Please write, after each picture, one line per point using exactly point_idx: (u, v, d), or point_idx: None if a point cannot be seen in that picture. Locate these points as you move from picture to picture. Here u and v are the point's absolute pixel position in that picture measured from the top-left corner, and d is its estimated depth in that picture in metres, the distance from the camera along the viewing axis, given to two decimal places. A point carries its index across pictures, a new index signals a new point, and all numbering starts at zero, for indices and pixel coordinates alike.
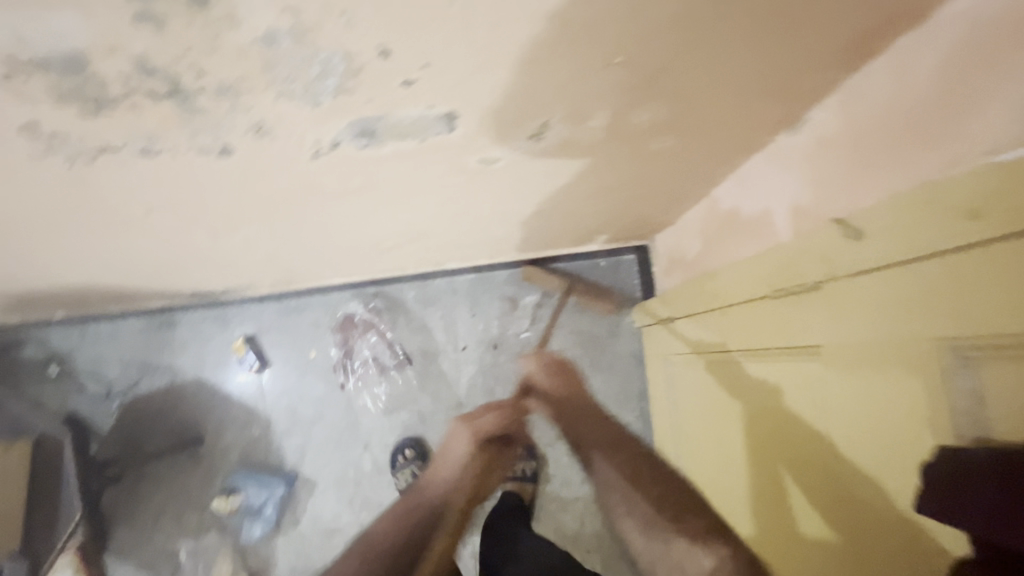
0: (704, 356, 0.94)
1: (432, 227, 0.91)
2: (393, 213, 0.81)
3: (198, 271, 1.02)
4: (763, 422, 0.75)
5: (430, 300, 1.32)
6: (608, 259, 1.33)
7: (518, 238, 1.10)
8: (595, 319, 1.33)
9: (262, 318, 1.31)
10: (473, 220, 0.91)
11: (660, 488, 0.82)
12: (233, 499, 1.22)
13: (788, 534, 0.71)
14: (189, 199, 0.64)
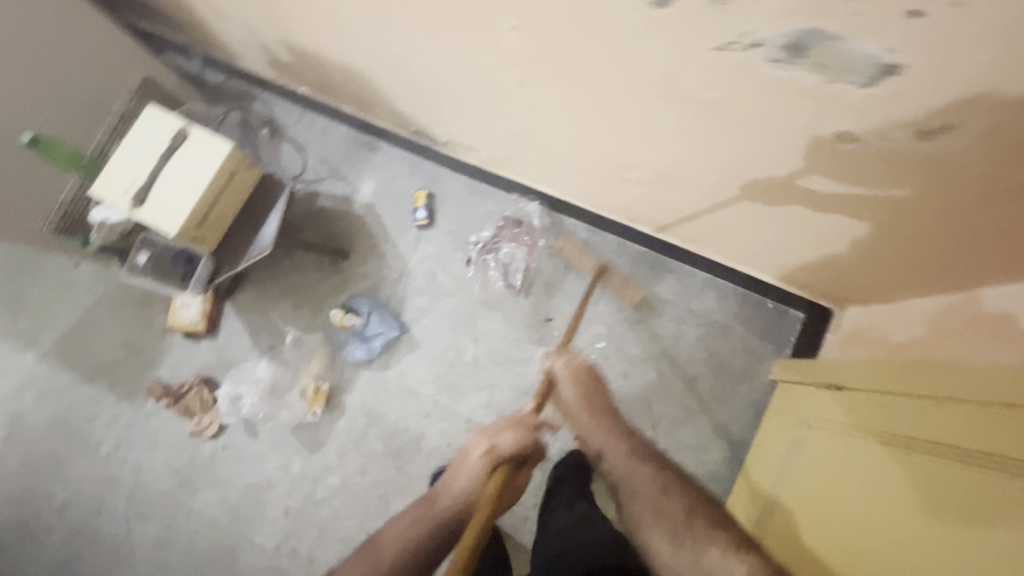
0: (855, 434, 0.89)
1: (686, 178, 0.92)
2: (681, 144, 0.81)
3: (447, 111, 1.07)
4: (908, 524, 0.70)
5: (596, 249, 1.33)
6: (776, 305, 1.30)
7: (728, 232, 1.09)
8: (734, 351, 1.30)
9: (447, 185, 1.37)
10: (727, 192, 0.90)
11: (690, 497, 0.85)
12: (350, 317, 1.29)
13: None
14: (559, 35, 0.68)
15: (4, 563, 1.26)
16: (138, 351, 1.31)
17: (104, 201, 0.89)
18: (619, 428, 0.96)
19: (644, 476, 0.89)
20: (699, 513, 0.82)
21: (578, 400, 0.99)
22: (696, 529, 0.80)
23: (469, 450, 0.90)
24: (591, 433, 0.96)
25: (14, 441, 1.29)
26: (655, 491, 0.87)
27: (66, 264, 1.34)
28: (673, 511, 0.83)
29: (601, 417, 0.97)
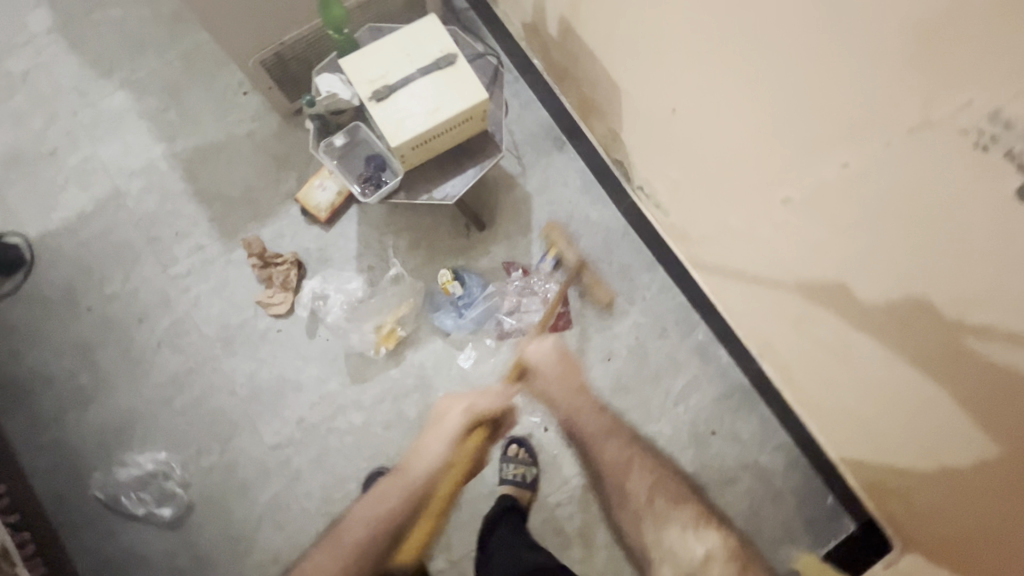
0: None
1: (868, 364, 0.88)
2: (901, 338, 0.78)
3: (667, 168, 1.05)
4: None
5: (703, 356, 1.30)
6: (833, 506, 1.25)
7: (845, 421, 1.05)
8: (774, 522, 1.25)
9: (605, 219, 1.34)
10: (897, 398, 0.87)
11: (655, 476, 0.96)
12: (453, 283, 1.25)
13: None
14: (883, 196, 0.66)
15: (33, 315, 1.24)
16: (255, 201, 1.30)
17: (350, 77, 0.87)
18: (594, 408, 1.04)
19: (609, 454, 0.98)
20: (660, 495, 0.93)
21: (557, 377, 1.08)
22: (654, 508, 0.92)
23: (447, 409, 1.05)
24: (566, 404, 1.05)
25: (104, 215, 1.28)
26: (620, 470, 0.97)
27: (239, 89, 1.34)
28: (640, 485, 0.95)
29: (576, 398, 1.05)
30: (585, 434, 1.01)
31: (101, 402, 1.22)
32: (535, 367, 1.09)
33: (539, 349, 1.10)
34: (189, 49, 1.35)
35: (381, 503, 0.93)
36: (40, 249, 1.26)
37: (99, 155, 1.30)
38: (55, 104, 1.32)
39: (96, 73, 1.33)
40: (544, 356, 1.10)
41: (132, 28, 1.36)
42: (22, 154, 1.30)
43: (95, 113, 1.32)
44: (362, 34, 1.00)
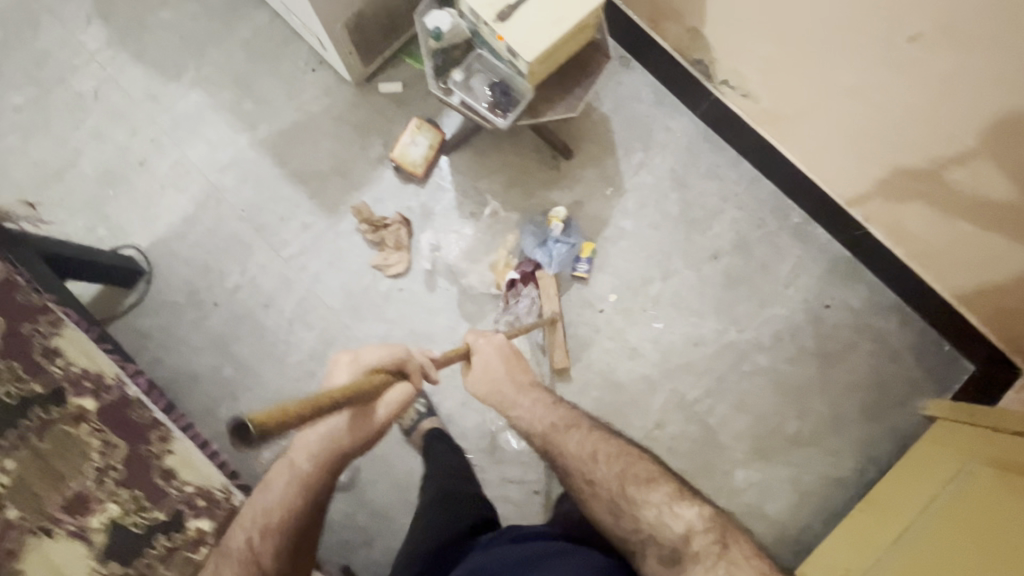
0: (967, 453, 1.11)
1: (951, 171, 1.00)
2: None
3: (767, 42, 1.09)
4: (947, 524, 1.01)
5: (805, 236, 1.35)
6: (951, 350, 1.32)
7: (996, 284, 1.12)
8: (898, 375, 1.32)
9: (685, 125, 1.37)
10: (988, 203, 1.00)
11: (620, 461, 0.82)
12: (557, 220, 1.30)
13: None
14: None
15: (163, 321, 1.27)
16: (348, 171, 1.33)
17: (467, 7, 0.89)
18: (546, 404, 0.93)
19: (574, 448, 0.84)
20: (630, 479, 0.79)
21: (502, 371, 0.98)
22: (629, 495, 0.77)
23: (338, 359, 0.85)
24: (516, 397, 0.94)
25: (207, 212, 1.31)
26: (586, 462, 0.82)
27: (307, 66, 1.35)
28: (608, 478, 0.80)
29: (530, 393, 0.94)
30: (525, 425, 0.91)
31: (248, 389, 1.26)
32: (483, 364, 0.99)
33: (485, 354, 1.00)
34: (249, 35, 1.36)
35: (271, 488, 0.79)
36: (153, 258, 1.29)
37: (187, 157, 1.32)
38: (132, 115, 1.33)
39: (162, 78, 1.34)
40: (491, 355, 1.00)
41: (186, 27, 1.36)
42: (111, 170, 1.31)
43: (173, 118, 1.33)
44: None
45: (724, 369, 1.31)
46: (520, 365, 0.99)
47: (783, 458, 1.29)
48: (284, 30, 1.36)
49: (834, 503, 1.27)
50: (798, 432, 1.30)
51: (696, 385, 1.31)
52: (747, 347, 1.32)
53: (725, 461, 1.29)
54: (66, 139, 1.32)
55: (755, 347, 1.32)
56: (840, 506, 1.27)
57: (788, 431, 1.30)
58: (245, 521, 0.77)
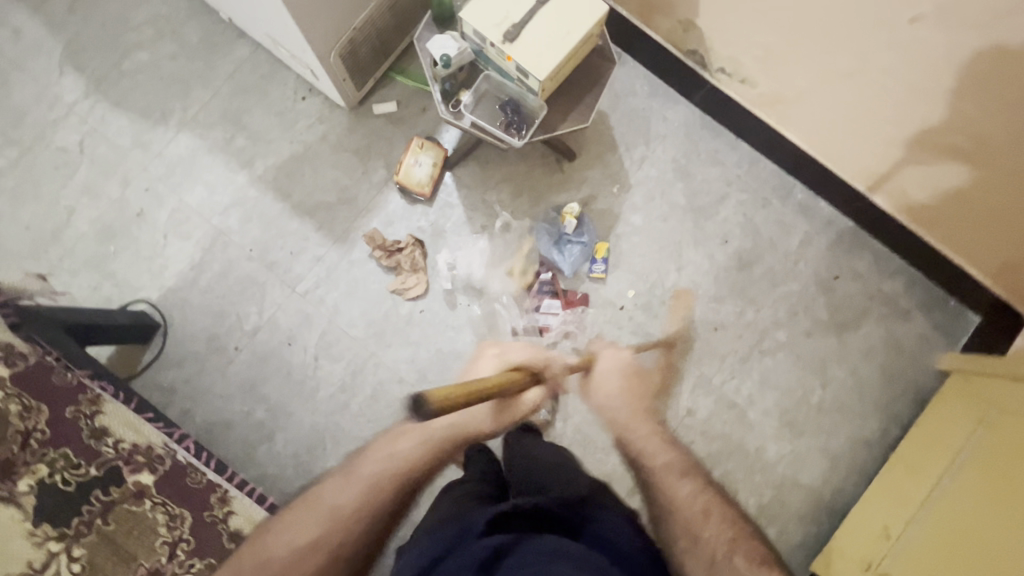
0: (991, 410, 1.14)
1: (948, 142, 1.04)
2: None
3: (763, 30, 1.11)
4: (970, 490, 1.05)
5: (809, 211, 1.38)
6: (956, 305, 1.38)
7: (996, 244, 1.17)
8: (910, 335, 1.37)
9: (682, 113, 1.38)
10: (967, 146, 1.02)
11: (731, 526, 0.71)
12: (571, 216, 1.31)
13: (923, 541, 1.06)
14: None
15: (187, 371, 1.25)
16: (353, 198, 1.31)
17: (472, 30, 0.89)
18: (656, 432, 0.83)
19: (683, 494, 0.74)
20: (740, 553, 0.68)
21: (619, 393, 0.89)
22: (732, 567, 0.67)
23: (484, 353, 0.93)
24: (633, 425, 0.84)
25: (215, 257, 1.28)
26: (693, 516, 0.72)
27: (298, 94, 1.32)
28: (713, 540, 0.69)
29: (647, 423, 0.84)
30: (636, 454, 0.80)
31: (283, 429, 1.25)
32: (598, 378, 0.91)
33: (605, 368, 0.92)
34: (233, 69, 1.32)
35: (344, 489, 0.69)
36: (167, 310, 1.26)
37: (186, 202, 1.29)
38: (123, 165, 1.29)
39: (149, 124, 1.30)
40: (608, 368, 0.92)
41: (167, 67, 1.32)
42: (110, 224, 1.27)
43: (166, 163, 1.30)
44: None
45: (746, 349, 1.35)
46: (637, 385, 0.91)
47: (812, 427, 1.33)
48: (268, 61, 1.33)
49: (863, 464, 1.33)
50: (823, 401, 1.34)
51: (721, 368, 1.34)
52: (766, 325, 1.36)
53: (757, 437, 1.33)
54: (56, 198, 1.27)
55: (774, 324, 1.36)
56: (870, 466, 1.33)
57: (813, 401, 1.34)
58: (328, 505, 0.67)
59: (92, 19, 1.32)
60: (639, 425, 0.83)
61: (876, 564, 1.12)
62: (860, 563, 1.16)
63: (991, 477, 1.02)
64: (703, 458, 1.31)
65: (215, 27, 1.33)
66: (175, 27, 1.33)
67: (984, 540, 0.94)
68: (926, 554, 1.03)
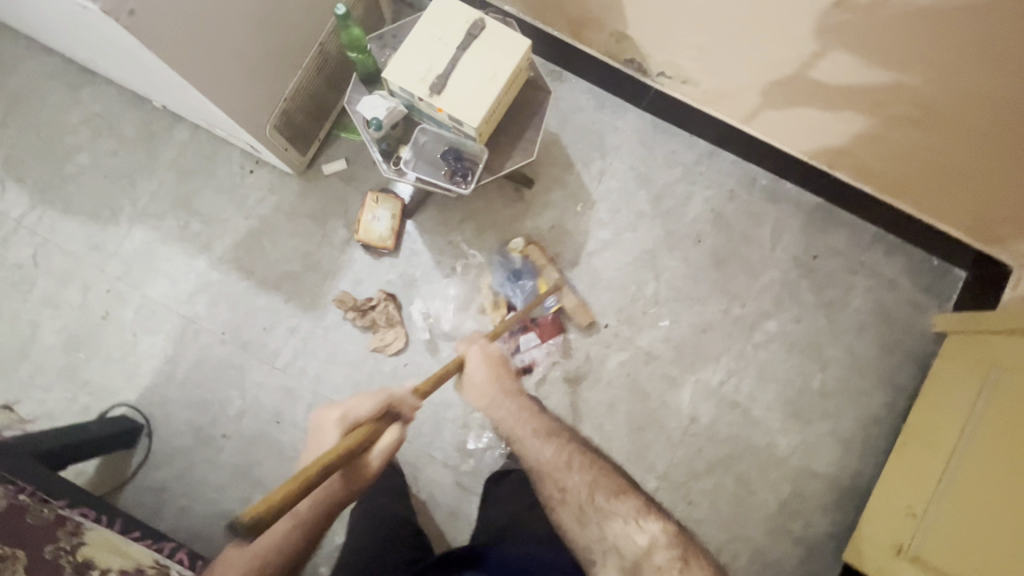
0: (976, 363, 1.16)
1: (879, 101, 1.02)
2: (966, 54, 0.85)
3: (693, 33, 1.09)
4: (970, 446, 1.07)
5: (777, 196, 1.36)
6: (939, 263, 1.35)
7: (954, 195, 1.15)
8: (901, 302, 1.35)
9: (633, 121, 1.37)
10: (841, 89, 1.03)
11: (593, 470, 0.88)
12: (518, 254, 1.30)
13: (932, 504, 1.08)
14: None
15: (177, 468, 1.22)
16: (318, 263, 1.29)
17: (398, 87, 0.87)
18: (523, 408, 0.96)
19: (548, 454, 0.90)
20: (600, 490, 0.85)
21: (487, 382, 0.98)
22: (596, 504, 0.84)
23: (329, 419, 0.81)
24: (498, 406, 0.96)
25: (188, 347, 1.25)
26: (561, 468, 0.88)
27: (244, 168, 1.30)
28: (578, 487, 0.86)
29: (516, 396, 0.97)
30: (506, 429, 0.94)
31: None
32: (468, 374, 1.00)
33: (473, 363, 1.00)
34: (175, 155, 1.30)
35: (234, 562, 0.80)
36: (147, 409, 1.23)
37: (149, 297, 1.26)
38: (79, 271, 1.26)
39: (99, 224, 1.28)
40: (475, 364, 1.00)
41: (107, 164, 1.29)
42: (75, 333, 1.24)
43: (122, 261, 1.27)
44: (374, 49, 0.95)
45: (738, 346, 1.32)
46: (501, 367, 1.01)
47: (820, 413, 1.31)
48: (209, 140, 1.31)
49: (877, 441, 1.30)
50: (825, 385, 1.31)
51: (717, 369, 1.31)
52: (754, 318, 1.33)
53: (766, 433, 1.30)
54: (17, 315, 1.24)
55: (762, 316, 1.33)
56: (884, 442, 1.30)
57: (815, 387, 1.32)
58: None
59: (25, 129, 1.30)
60: (506, 396, 0.97)
61: (909, 547, 1.09)
62: (893, 548, 1.12)
63: (1003, 437, 1.00)
64: (715, 464, 1.28)
65: (150, 115, 1.31)
66: (108, 122, 1.30)
67: (1002, 512, 0.94)
68: (945, 521, 1.04)
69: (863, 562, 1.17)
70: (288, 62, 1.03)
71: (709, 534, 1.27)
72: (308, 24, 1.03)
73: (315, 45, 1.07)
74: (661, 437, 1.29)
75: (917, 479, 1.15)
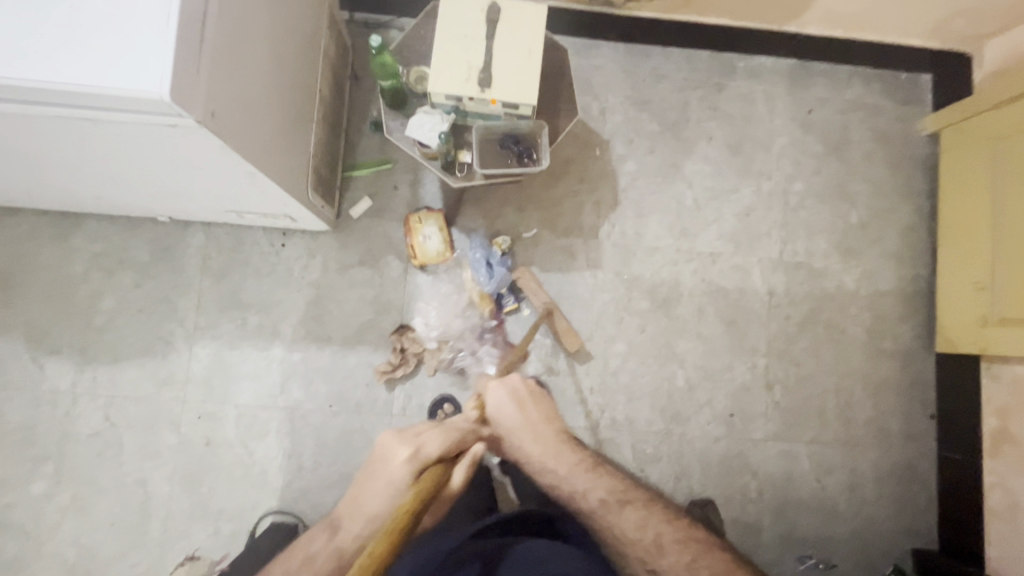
0: (970, 151, 1.33)
1: None
2: None
3: None
4: (1003, 211, 1.22)
5: (758, 72, 1.45)
6: (908, 76, 1.48)
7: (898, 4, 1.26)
8: (892, 120, 1.48)
9: (608, 55, 1.41)
10: None
11: (686, 547, 0.78)
12: (502, 244, 1.28)
13: (998, 273, 1.23)
14: None
15: None
16: (389, 303, 1.28)
17: (444, 95, 0.88)
18: (583, 468, 0.88)
19: (630, 530, 0.80)
20: (703, 574, 0.75)
21: (525, 426, 0.91)
22: None
23: (389, 454, 0.77)
24: (555, 465, 0.88)
25: (304, 433, 1.24)
26: (648, 550, 0.78)
27: (276, 245, 1.27)
28: (673, 573, 0.76)
29: (564, 453, 0.89)
30: (565, 490, 0.86)
31: None
32: (498, 418, 0.93)
33: (500, 401, 0.93)
34: (201, 261, 1.25)
35: None
36: (294, 507, 1.21)
37: (242, 404, 1.23)
38: (162, 411, 1.21)
39: (158, 358, 1.22)
40: (505, 402, 0.93)
41: (137, 298, 1.23)
42: (187, 470, 1.20)
43: (199, 383, 1.22)
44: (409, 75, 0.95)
45: (780, 214, 1.43)
46: (544, 408, 0.95)
47: (867, 242, 1.44)
48: (226, 232, 1.26)
49: (920, 244, 1.45)
50: (861, 217, 1.45)
51: (772, 242, 1.42)
52: (782, 185, 1.44)
53: (833, 277, 1.42)
54: (121, 481, 1.19)
55: (788, 180, 1.44)
56: (925, 242, 1.45)
57: (854, 222, 1.45)
58: None
59: (37, 301, 1.21)
60: (563, 451, 0.90)
61: (992, 314, 1.24)
62: (976, 321, 1.28)
63: None
64: (804, 321, 1.40)
65: (155, 234, 1.24)
66: (117, 258, 1.23)
67: None
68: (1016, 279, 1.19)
69: (956, 345, 1.32)
70: (305, 118, 1.00)
71: (824, 380, 1.39)
72: (306, 71, 0.97)
73: (317, 93, 1.04)
74: (752, 320, 1.39)
75: (973, 260, 1.30)
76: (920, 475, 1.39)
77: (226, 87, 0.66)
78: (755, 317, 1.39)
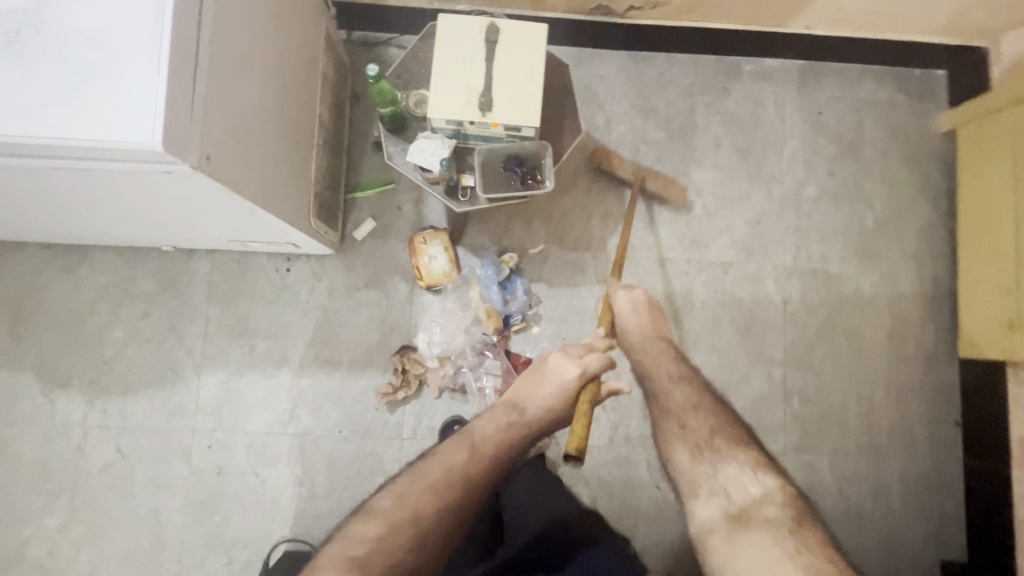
0: (991, 148, 1.29)
1: None
2: None
3: None
4: None
5: (765, 74, 1.42)
6: (921, 72, 1.44)
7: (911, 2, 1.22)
8: (907, 118, 1.43)
9: (612, 63, 1.38)
10: None
11: (715, 421, 0.93)
12: (511, 262, 1.27)
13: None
14: None
15: None
16: (397, 323, 1.26)
17: (444, 120, 0.86)
18: (670, 356, 1.00)
19: (678, 398, 0.95)
20: (721, 434, 0.91)
21: (639, 324, 1.03)
22: (715, 446, 0.89)
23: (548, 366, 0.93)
24: (655, 360, 1.00)
25: (315, 458, 1.22)
26: (684, 410, 0.94)
27: (281, 269, 1.26)
28: (697, 430, 0.92)
29: (659, 344, 1.02)
30: (644, 369, 1.00)
31: None
32: (620, 322, 1.04)
33: (624, 307, 1.04)
34: (207, 289, 1.24)
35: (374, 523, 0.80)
36: (307, 533, 1.20)
37: (253, 431, 1.22)
38: (173, 440, 1.21)
39: (168, 388, 1.22)
40: (627, 309, 1.04)
41: (145, 328, 1.22)
42: (199, 500, 1.20)
43: (209, 411, 1.22)
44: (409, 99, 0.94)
45: (793, 219, 1.39)
46: (660, 320, 1.05)
47: (885, 244, 1.40)
48: (232, 258, 1.25)
49: (940, 244, 1.41)
50: (878, 219, 1.40)
51: (786, 248, 1.38)
52: (795, 189, 1.40)
53: (850, 282, 1.39)
54: (135, 512, 1.18)
55: (800, 184, 1.40)
56: (945, 243, 1.41)
57: (871, 224, 1.40)
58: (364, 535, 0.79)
59: (46, 334, 1.21)
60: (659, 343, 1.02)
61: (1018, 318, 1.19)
62: (1002, 326, 1.23)
63: None
64: (822, 328, 1.37)
65: (161, 263, 1.23)
66: (125, 288, 1.23)
67: None
68: None
69: (982, 350, 1.28)
70: (306, 147, 0.98)
71: (844, 388, 1.36)
72: (305, 98, 0.95)
73: (318, 118, 1.02)
74: (768, 328, 1.35)
75: (997, 262, 1.25)
76: (947, 483, 1.34)
77: (221, 130, 0.65)
78: (771, 326, 1.36)
